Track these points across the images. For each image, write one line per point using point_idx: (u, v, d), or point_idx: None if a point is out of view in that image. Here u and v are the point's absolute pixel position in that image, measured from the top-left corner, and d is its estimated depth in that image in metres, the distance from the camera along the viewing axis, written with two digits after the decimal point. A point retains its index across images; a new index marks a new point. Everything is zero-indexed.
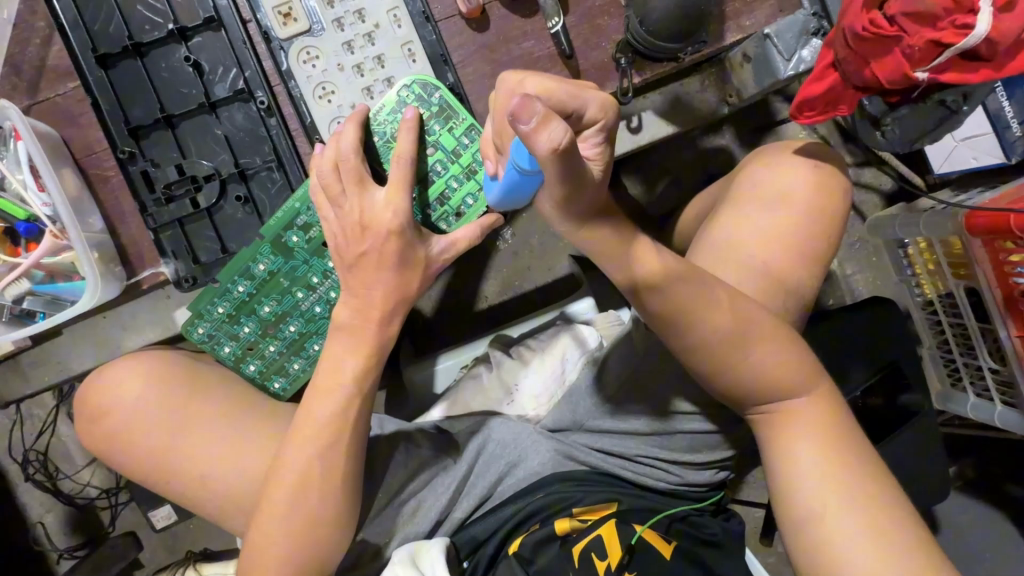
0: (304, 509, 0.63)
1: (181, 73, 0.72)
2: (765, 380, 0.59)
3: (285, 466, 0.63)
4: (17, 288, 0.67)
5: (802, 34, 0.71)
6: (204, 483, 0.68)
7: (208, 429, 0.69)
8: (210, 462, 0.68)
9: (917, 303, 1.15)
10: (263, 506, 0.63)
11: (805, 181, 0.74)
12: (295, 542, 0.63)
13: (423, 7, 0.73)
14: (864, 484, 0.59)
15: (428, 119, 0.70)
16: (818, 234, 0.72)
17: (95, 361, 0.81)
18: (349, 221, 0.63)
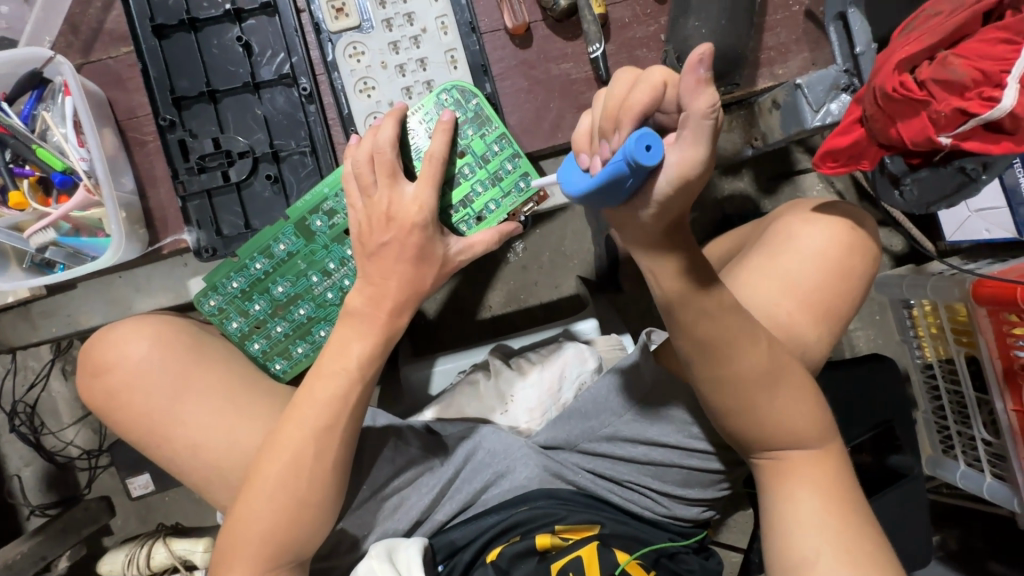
0: (292, 491, 0.64)
1: (231, 53, 0.74)
2: (781, 423, 0.60)
3: (281, 445, 0.64)
4: (42, 237, 0.69)
5: (833, 89, 0.73)
6: (198, 452, 0.69)
7: (208, 400, 0.69)
8: (206, 432, 0.69)
9: (916, 365, 1.16)
10: (252, 484, 0.64)
11: (840, 241, 0.73)
12: (278, 523, 0.63)
13: (470, 18, 0.75)
14: (855, 537, 0.60)
15: (462, 124, 0.72)
16: (840, 292, 0.73)
17: (103, 319, 0.81)
18: (374, 210, 0.65)
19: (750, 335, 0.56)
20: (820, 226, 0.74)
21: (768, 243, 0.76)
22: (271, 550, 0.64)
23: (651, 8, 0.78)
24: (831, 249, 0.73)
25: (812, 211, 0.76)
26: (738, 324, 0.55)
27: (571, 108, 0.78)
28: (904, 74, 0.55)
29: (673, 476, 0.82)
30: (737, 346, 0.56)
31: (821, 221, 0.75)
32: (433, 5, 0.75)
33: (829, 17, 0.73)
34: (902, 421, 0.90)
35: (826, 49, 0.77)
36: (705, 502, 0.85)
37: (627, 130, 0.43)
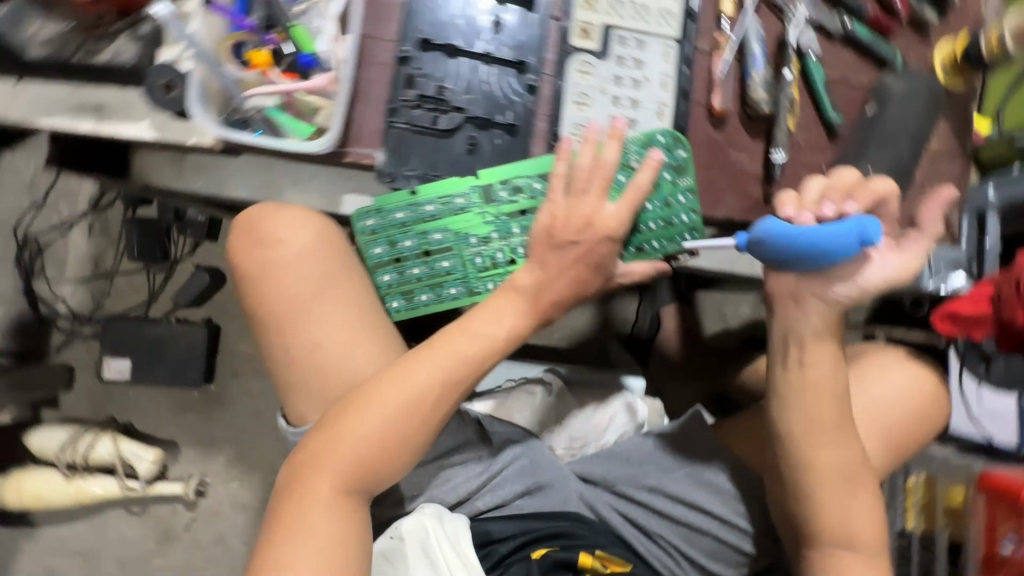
0: (401, 425, 0.67)
1: (482, 24, 0.81)
2: (838, 521, 0.70)
3: (408, 378, 0.67)
4: (260, 102, 0.72)
5: (955, 265, 0.84)
6: (316, 353, 0.70)
7: (342, 312, 0.71)
8: (332, 342, 0.71)
9: (893, 529, 1.25)
10: (367, 404, 0.67)
11: (921, 390, 0.82)
12: (375, 449, 0.66)
13: (687, 86, 0.86)
14: None
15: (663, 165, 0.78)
16: (908, 434, 0.82)
17: (249, 196, 0.82)
18: (574, 210, 0.71)
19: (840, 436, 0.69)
20: (910, 372, 0.83)
21: (858, 365, 0.84)
22: (357, 471, 0.66)
23: (825, 142, 0.89)
24: (919, 394, 0.82)
25: (903, 355, 0.85)
26: (833, 422, 0.69)
27: (734, 192, 0.88)
28: None
29: (704, 547, 0.86)
30: (823, 419, 0.69)
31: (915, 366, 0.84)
32: (662, 63, 0.85)
33: (968, 210, 0.89)
34: None
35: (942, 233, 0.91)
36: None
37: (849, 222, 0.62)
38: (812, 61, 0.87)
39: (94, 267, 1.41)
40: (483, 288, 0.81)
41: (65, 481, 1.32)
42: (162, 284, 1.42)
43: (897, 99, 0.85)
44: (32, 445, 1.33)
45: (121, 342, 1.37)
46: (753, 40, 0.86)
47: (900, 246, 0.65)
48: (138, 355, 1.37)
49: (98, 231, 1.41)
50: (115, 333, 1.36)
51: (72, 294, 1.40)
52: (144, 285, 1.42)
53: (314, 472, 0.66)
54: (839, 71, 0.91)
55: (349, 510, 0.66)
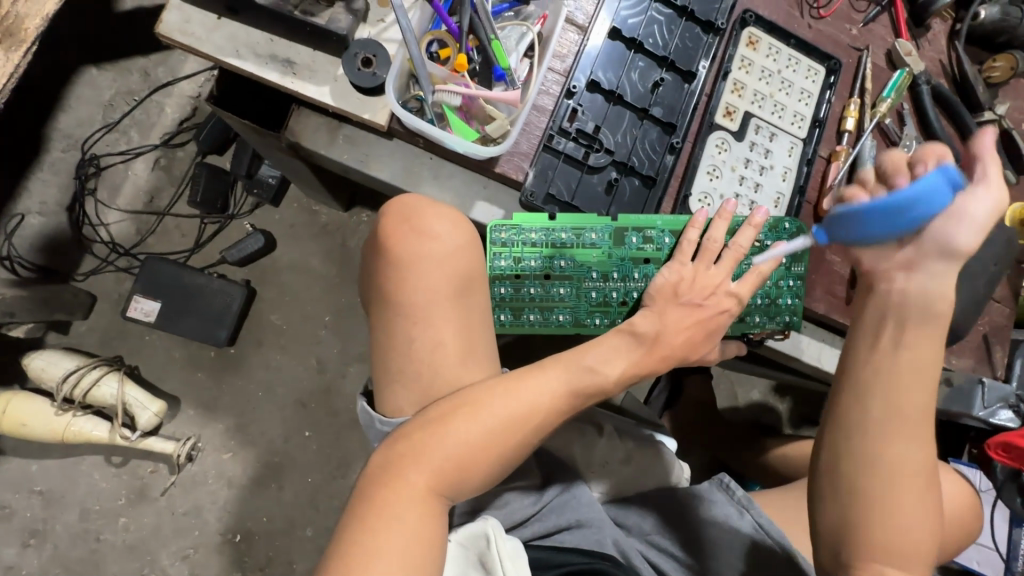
0: (505, 432, 0.62)
1: (643, 82, 0.88)
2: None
3: (522, 386, 0.64)
4: (443, 98, 0.74)
5: (1002, 402, 0.92)
6: (439, 352, 0.68)
7: (474, 315, 0.70)
8: (456, 340, 0.69)
9: None
10: (479, 403, 0.62)
11: (962, 510, 0.88)
12: (478, 454, 0.60)
13: (804, 183, 0.93)
14: None
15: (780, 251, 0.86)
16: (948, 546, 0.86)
17: (390, 179, 0.83)
18: (702, 278, 0.74)
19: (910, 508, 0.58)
20: (954, 490, 0.88)
21: None
22: (450, 478, 0.60)
23: None
24: (960, 511, 0.87)
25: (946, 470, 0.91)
26: (904, 490, 0.58)
27: (822, 288, 0.95)
28: None
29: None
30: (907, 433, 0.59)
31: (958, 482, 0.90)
32: (786, 157, 0.93)
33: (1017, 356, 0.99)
34: None
35: (985, 367, 1.01)
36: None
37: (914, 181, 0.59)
38: None
39: (148, 201, 1.37)
40: (592, 323, 0.84)
41: (53, 414, 1.23)
42: (212, 235, 1.39)
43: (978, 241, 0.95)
44: (30, 367, 1.24)
45: (156, 284, 1.32)
46: (867, 158, 0.95)
47: (975, 172, 0.58)
48: (170, 302, 1.32)
49: (162, 168, 1.38)
50: (153, 273, 1.31)
51: (116, 222, 1.35)
52: (192, 231, 1.39)
53: (409, 464, 0.59)
54: None
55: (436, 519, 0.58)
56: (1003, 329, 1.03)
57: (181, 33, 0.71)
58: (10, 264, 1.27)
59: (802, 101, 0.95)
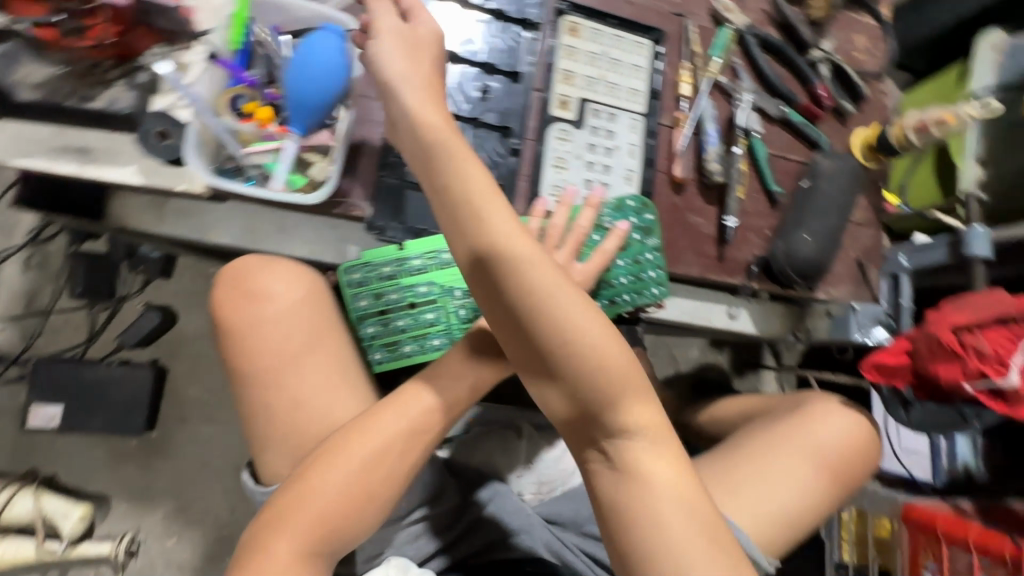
0: (365, 476, 0.62)
1: (471, 91, 0.88)
2: None
3: (378, 428, 0.64)
4: (255, 158, 0.74)
5: (874, 321, 0.97)
6: (301, 410, 0.68)
7: (328, 363, 0.70)
8: (314, 393, 0.68)
9: (832, 561, 1.35)
10: (336, 454, 0.63)
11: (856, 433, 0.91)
12: (342, 505, 0.61)
13: (652, 156, 0.96)
14: None
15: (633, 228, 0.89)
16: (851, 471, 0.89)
17: (232, 242, 0.81)
18: None
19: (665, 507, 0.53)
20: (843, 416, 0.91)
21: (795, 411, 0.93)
22: (325, 533, 0.60)
23: (766, 209, 1.02)
24: (857, 446, 0.90)
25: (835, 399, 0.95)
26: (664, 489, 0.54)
27: (693, 251, 0.98)
28: (953, 333, 0.77)
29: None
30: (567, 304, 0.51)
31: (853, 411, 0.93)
32: (630, 134, 0.95)
33: (885, 273, 1.04)
34: None
35: (865, 290, 1.06)
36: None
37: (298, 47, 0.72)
38: (756, 140, 1.00)
39: (27, 303, 1.30)
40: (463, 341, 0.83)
41: None
42: (106, 323, 1.34)
43: (826, 176, 0.98)
44: None
45: (53, 386, 1.25)
46: (708, 119, 0.98)
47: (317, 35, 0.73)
48: (72, 401, 1.26)
49: (36, 265, 1.31)
50: (46, 376, 1.24)
51: None
52: (83, 324, 1.33)
53: (273, 533, 0.58)
54: (777, 148, 1.05)
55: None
56: (874, 251, 1.07)
57: None
58: None
59: (635, 76, 0.97)
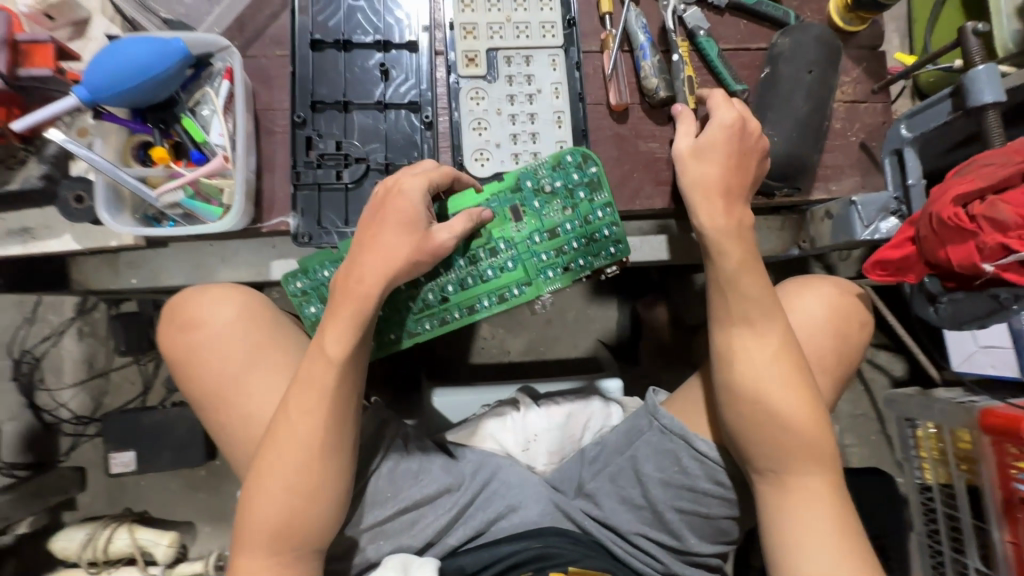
0: (298, 479, 0.65)
1: (370, 74, 0.85)
2: (781, 429, 0.68)
3: (288, 430, 0.65)
4: (171, 198, 0.75)
5: (883, 211, 0.82)
6: (250, 424, 0.70)
7: (263, 361, 0.72)
8: (255, 392, 0.71)
9: (914, 484, 1.20)
10: (265, 465, 0.65)
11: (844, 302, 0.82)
12: (289, 503, 0.65)
13: (581, 89, 0.87)
14: (846, 529, 0.67)
15: (578, 186, 0.78)
16: (834, 352, 0.81)
17: (185, 280, 0.85)
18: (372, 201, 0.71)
19: (763, 343, 0.69)
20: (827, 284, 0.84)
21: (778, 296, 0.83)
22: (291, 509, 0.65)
23: None
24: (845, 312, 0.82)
25: (822, 281, 0.84)
26: (759, 315, 0.69)
27: (650, 180, 0.88)
28: (958, 207, 0.64)
29: (678, 529, 0.86)
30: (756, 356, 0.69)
31: (830, 287, 0.83)
32: (552, 72, 0.87)
33: (888, 151, 0.86)
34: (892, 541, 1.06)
35: (875, 176, 0.90)
36: (711, 558, 0.90)
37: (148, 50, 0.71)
38: (703, 38, 0.88)
39: (89, 368, 1.47)
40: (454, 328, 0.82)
41: None
42: (155, 372, 1.48)
43: (786, 57, 0.84)
44: (56, 549, 1.37)
45: (121, 437, 1.39)
46: (637, 30, 0.86)
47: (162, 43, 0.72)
48: (141, 445, 1.39)
49: (87, 334, 1.47)
50: (113, 428, 1.39)
51: (72, 398, 1.46)
52: (137, 376, 1.48)
53: (243, 547, 0.65)
54: (732, 41, 0.91)
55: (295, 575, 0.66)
56: (879, 127, 0.91)
57: None
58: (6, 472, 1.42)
59: (545, 8, 0.87)
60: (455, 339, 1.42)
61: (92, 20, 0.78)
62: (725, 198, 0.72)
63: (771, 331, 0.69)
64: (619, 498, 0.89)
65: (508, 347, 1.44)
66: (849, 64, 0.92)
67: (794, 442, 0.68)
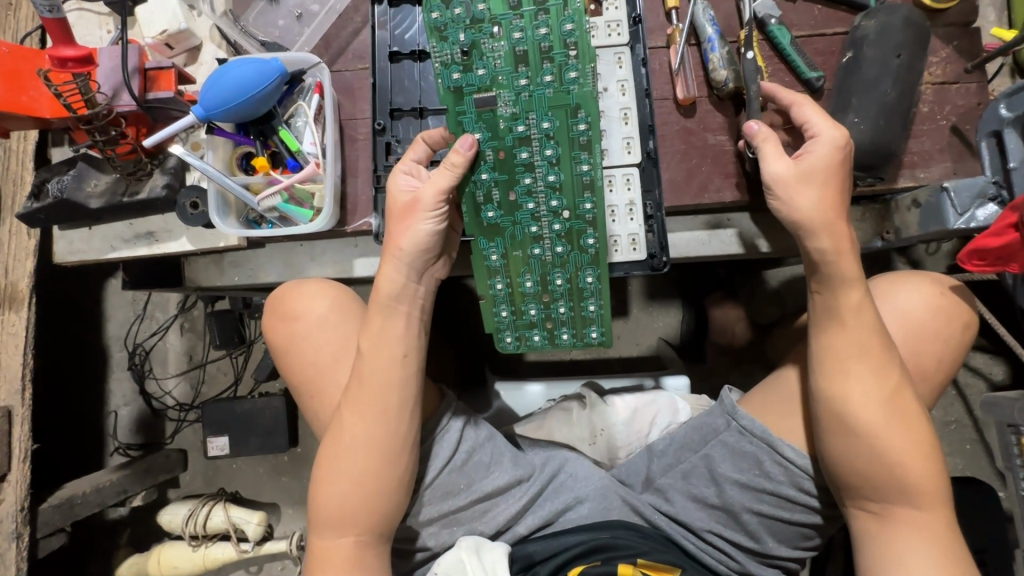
0: (371, 466, 0.70)
1: None
2: (882, 447, 0.68)
3: (363, 420, 0.71)
4: (270, 202, 0.83)
5: (979, 197, 0.77)
6: None
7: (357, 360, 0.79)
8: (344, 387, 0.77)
9: (1020, 497, 1.10)
10: (343, 451, 0.71)
11: (938, 304, 0.77)
12: (367, 493, 0.70)
13: (647, 86, 0.87)
14: (949, 543, 0.67)
15: (562, 88, 0.71)
16: (933, 357, 0.76)
17: (279, 277, 0.94)
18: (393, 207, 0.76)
19: (864, 361, 0.69)
20: (917, 286, 0.78)
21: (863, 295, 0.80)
22: (368, 497, 0.70)
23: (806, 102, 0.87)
24: (940, 317, 0.77)
25: (910, 277, 0.80)
26: (856, 336, 0.69)
27: (719, 173, 0.88)
28: None
29: (755, 531, 0.84)
30: (863, 392, 0.68)
31: (930, 285, 0.78)
32: (617, 70, 0.87)
33: (982, 133, 0.82)
34: (998, 555, 0.97)
35: (969, 160, 0.84)
36: (790, 562, 0.87)
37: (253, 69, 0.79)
38: (774, 26, 0.86)
39: (189, 360, 1.63)
40: (588, 310, 0.85)
41: (192, 551, 1.50)
42: (244, 364, 1.62)
43: (871, 39, 0.80)
44: (163, 521, 1.53)
45: (218, 423, 1.53)
46: (704, 23, 0.86)
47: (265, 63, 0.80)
48: (234, 432, 1.52)
49: (188, 329, 1.64)
50: (209, 415, 1.53)
51: (175, 386, 1.63)
52: (230, 368, 1.63)
53: (318, 528, 0.71)
54: (807, 28, 0.88)
55: (364, 559, 0.71)
56: (973, 109, 0.85)
57: (72, 253, 0.87)
58: (122, 451, 1.61)
59: (610, 6, 0.88)
60: None
61: (203, 47, 0.88)
62: (838, 215, 0.70)
63: (872, 349, 0.69)
64: (690, 496, 0.88)
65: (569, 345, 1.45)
66: (937, 43, 0.87)
67: (899, 465, 0.68)
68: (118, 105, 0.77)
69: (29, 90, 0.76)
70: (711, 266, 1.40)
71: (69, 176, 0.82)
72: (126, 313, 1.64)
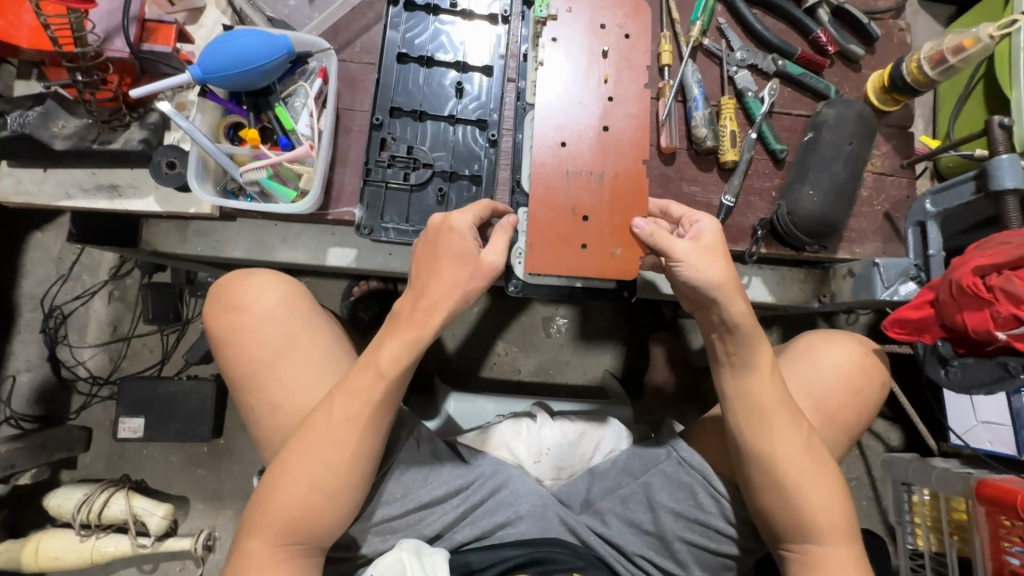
0: (327, 478, 0.68)
1: (447, 90, 0.92)
2: (794, 468, 0.72)
3: (328, 422, 0.69)
4: (254, 175, 0.81)
5: (902, 274, 0.89)
6: (280, 414, 0.75)
7: (305, 359, 0.77)
8: (289, 390, 0.75)
9: (906, 549, 1.23)
10: (294, 460, 0.69)
11: (861, 363, 0.87)
12: (305, 496, 0.68)
13: None
14: (856, 554, 0.73)
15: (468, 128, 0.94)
16: (855, 411, 0.86)
17: (246, 254, 0.91)
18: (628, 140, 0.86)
19: (777, 390, 0.74)
20: (843, 347, 0.88)
21: (796, 351, 0.89)
22: (319, 503, 0.68)
23: (770, 169, 0.97)
24: (862, 376, 0.86)
25: (840, 337, 0.89)
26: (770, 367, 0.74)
27: None
28: (977, 276, 0.73)
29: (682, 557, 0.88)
30: (781, 424, 0.73)
31: (856, 346, 0.88)
32: None
33: (911, 223, 0.95)
34: None
35: (895, 243, 0.97)
36: None
37: (261, 41, 0.78)
38: (750, 98, 0.96)
39: (112, 331, 1.50)
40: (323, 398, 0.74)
41: (79, 541, 1.36)
42: (175, 344, 1.51)
43: (830, 125, 0.92)
44: (50, 506, 1.37)
45: (135, 402, 1.41)
46: (692, 84, 0.95)
47: (273, 37, 0.78)
48: (151, 414, 1.41)
49: (117, 298, 1.51)
50: (126, 393, 1.41)
51: (90, 358, 1.49)
52: (157, 346, 1.51)
53: (256, 531, 0.68)
54: (777, 105, 0.99)
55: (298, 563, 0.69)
56: (903, 200, 0.98)
57: (18, 194, 0.80)
58: (13, 422, 1.44)
59: None
60: (472, 352, 1.47)
61: (206, 10, 0.86)
62: None
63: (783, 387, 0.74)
64: (625, 520, 0.91)
65: (519, 366, 1.48)
66: (879, 139, 1.00)
67: (814, 489, 0.72)
68: (108, 49, 0.75)
69: (9, 14, 0.72)
70: (660, 307, 1.47)
71: (34, 112, 0.76)
72: (46, 272, 1.50)
